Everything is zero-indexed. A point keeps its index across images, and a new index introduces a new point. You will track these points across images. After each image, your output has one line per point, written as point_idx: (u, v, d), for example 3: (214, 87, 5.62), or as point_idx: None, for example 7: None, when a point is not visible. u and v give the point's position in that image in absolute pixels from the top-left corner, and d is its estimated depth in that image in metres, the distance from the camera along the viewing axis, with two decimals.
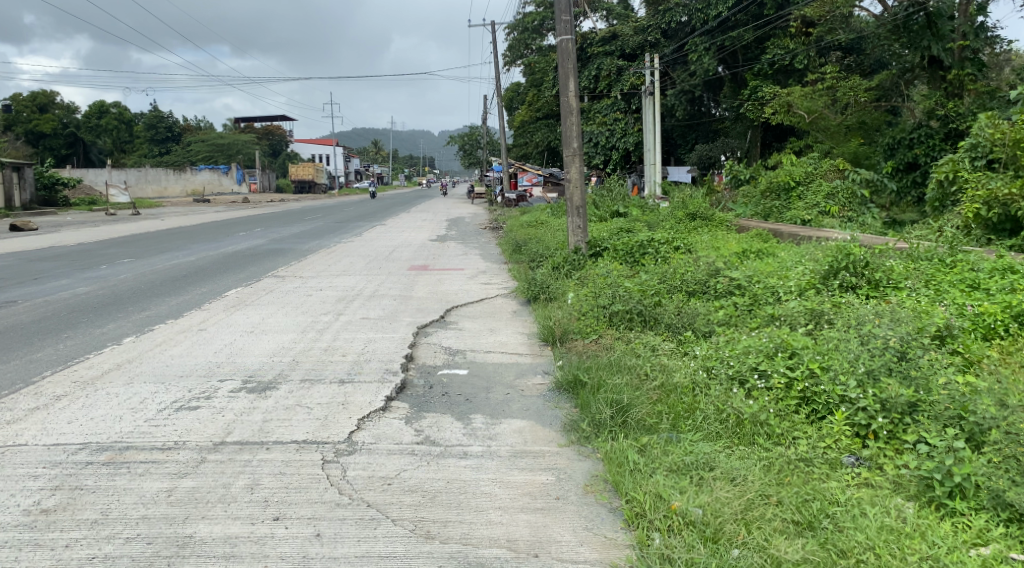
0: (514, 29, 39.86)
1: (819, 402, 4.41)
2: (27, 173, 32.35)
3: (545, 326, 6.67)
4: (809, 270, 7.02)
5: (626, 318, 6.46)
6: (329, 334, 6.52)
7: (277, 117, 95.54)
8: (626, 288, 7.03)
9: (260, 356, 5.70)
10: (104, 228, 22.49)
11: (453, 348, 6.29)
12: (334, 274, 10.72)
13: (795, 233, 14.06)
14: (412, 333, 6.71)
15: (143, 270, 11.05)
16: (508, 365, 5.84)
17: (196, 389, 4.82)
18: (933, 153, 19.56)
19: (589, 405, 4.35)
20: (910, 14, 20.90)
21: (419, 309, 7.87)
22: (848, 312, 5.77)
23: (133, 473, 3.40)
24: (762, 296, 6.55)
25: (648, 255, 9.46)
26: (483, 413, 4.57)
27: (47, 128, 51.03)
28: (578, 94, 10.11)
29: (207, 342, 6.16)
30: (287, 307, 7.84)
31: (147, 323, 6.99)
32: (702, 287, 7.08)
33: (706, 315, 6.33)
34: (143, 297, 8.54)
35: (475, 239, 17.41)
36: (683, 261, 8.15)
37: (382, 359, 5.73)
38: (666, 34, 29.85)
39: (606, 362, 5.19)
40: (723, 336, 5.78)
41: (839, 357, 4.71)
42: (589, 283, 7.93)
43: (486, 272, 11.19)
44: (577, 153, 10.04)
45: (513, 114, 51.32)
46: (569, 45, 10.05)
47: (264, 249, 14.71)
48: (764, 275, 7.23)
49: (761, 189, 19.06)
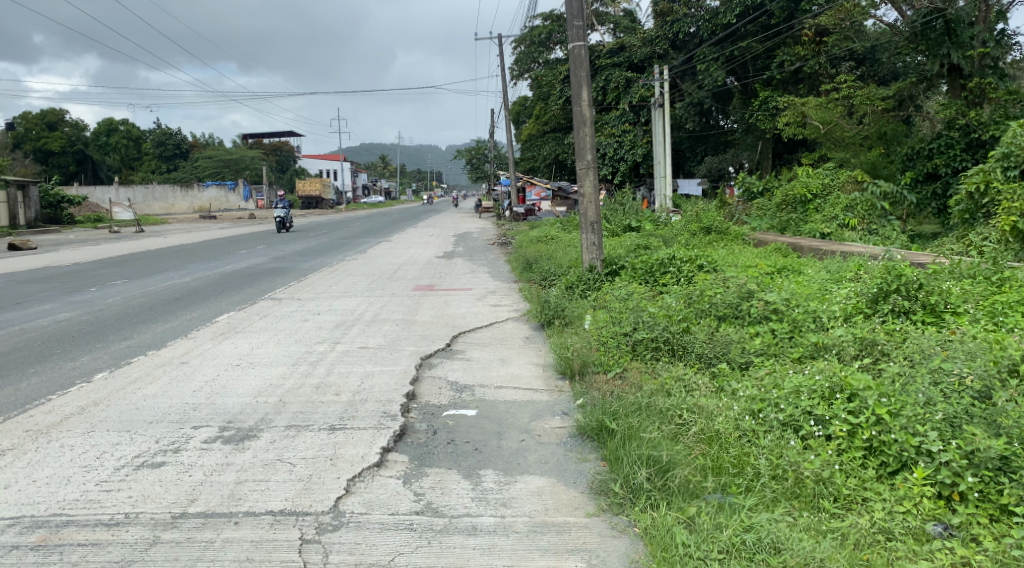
0: (521, 42, 39.48)
1: (890, 454, 3.73)
2: (34, 191, 32.29)
3: (563, 357, 5.99)
4: (853, 292, 6.31)
5: (652, 348, 5.84)
6: (323, 368, 5.89)
7: (285, 132, 95.76)
8: (649, 312, 6.40)
9: (242, 396, 5.08)
10: (107, 246, 22.18)
11: (460, 383, 5.64)
12: (334, 295, 10.13)
13: (818, 247, 13.39)
14: (414, 365, 6.07)
15: (134, 292, 10.52)
16: (523, 403, 5.18)
17: (166, 440, 4.20)
18: (955, 164, 18.81)
19: (620, 461, 3.69)
20: (928, 22, 20.29)
21: (422, 337, 7.22)
22: (906, 343, 5.06)
23: (66, 562, 2.78)
24: (804, 323, 5.88)
25: (670, 274, 8.83)
26: (495, 468, 3.92)
27: (55, 146, 51.73)
28: (591, 103, 9.45)
29: (188, 379, 5.54)
30: (280, 335, 7.22)
31: (126, 354, 6.39)
32: (734, 311, 6.42)
33: (742, 345, 5.69)
34: (127, 324, 7.97)
35: (483, 256, 16.80)
36: (710, 281, 7.48)
37: (380, 399, 5.07)
38: (675, 45, 29.19)
39: (635, 403, 4.51)
40: (764, 372, 5.14)
41: (909, 398, 4.02)
42: (608, 305, 7.29)
43: (495, 293, 10.56)
44: (591, 166, 9.41)
45: (521, 127, 50.91)
46: (582, 52, 9.44)
47: (265, 268, 14.14)
48: (802, 298, 6.55)
49: (777, 201, 18.37)
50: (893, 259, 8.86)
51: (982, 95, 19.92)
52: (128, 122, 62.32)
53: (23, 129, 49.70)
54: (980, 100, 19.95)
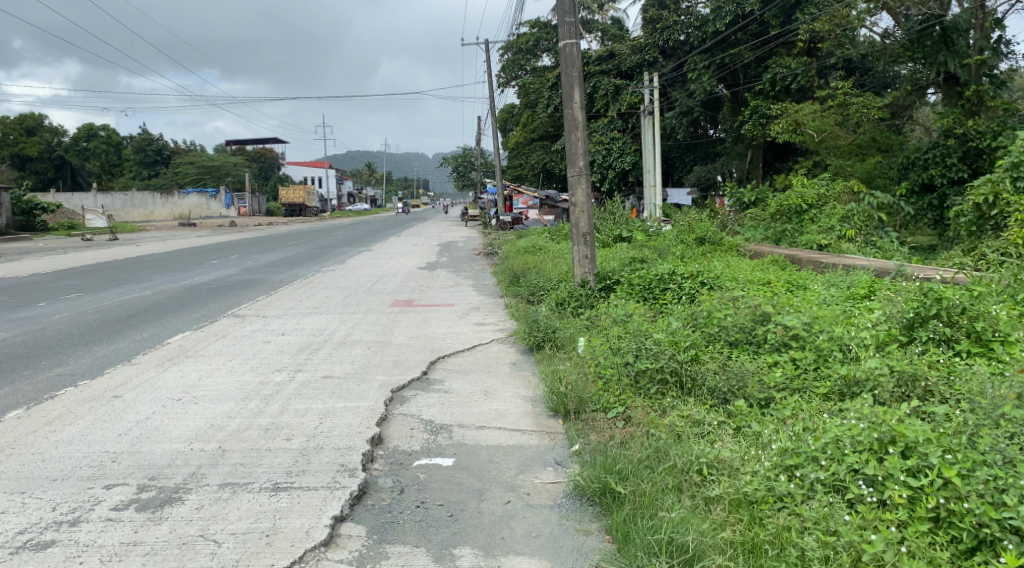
0: (507, 50, 38.82)
1: (963, 529, 2.98)
2: (5, 197, 31.08)
3: (555, 391, 5.22)
4: (885, 317, 5.58)
5: (657, 381, 5.11)
6: (276, 404, 5.08)
7: (269, 140, 94.86)
8: (654, 339, 5.65)
9: (174, 443, 4.25)
10: (76, 255, 21.18)
11: (436, 424, 4.84)
12: (304, 312, 9.28)
13: (816, 260, 12.79)
14: (384, 400, 5.27)
15: (85, 308, 9.62)
16: (510, 450, 4.40)
17: (65, 507, 3.38)
18: (950, 174, 18.32)
19: (631, 543, 2.97)
20: (925, 28, 19.70)
21: (395, 364, 6.40)
22: (957, 383, 4.32)
23: None
24: (830, 353, 5.20)
25: (670, 290, 8.10)
26: (474, 546, 3.17)
27: (33, 152, 50.63)
28: (584, 105, 8.71)
29: (116, 418, 4.69)
30: (235, 362, 6.38)
31: (52, 386, 5.50)
32: (747, 336, 5.71)
33: (760, 375, 4.99)
34: (66, 346, 7.11)
35: (468, 268, 15.97)
36: (715, 300, 6.77)
37: (338, 446, 4.27)
38: (664, 53, 28.58)
39: (645, 459, 3.76)
40: (790, 414, 4.44)
41: (982, 455, 3.26)
42: (604, 329, 6.58)
43: (479, 309, 9.80)
44: (583, 173, 8.65)
45: (507, 135, 50.34)
46: (575, 50, 8.71)
47: (234, 280, 13.23)
48: (825, 322, 5.82)
49: (770, 211, 17.73)
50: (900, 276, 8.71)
51: (979, 103, 19.40)
52: (108, 128, 61.14)
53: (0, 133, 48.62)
54: (977, 108, 19.48)
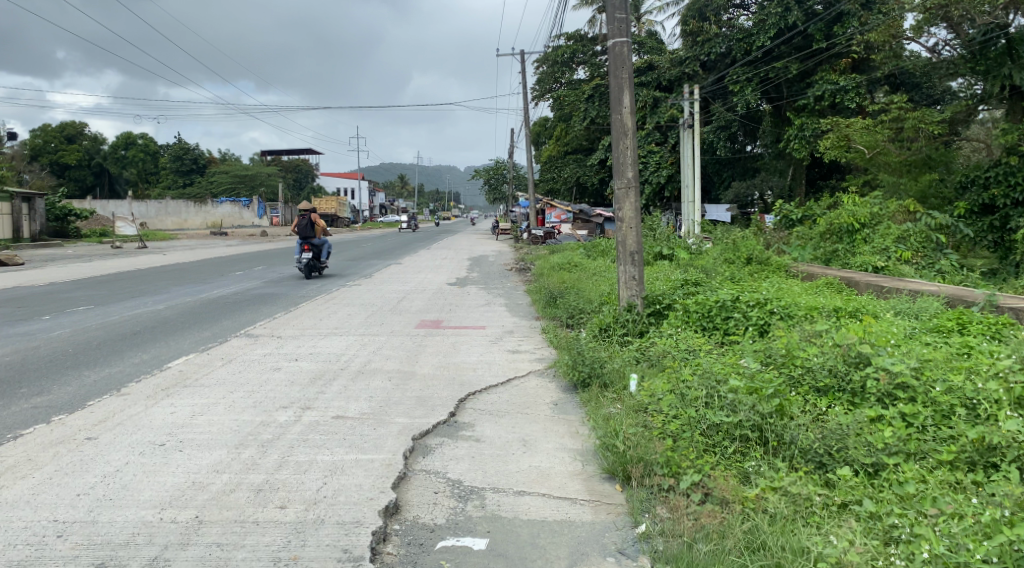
0: (544, 62, 38.03)
1: None
2: (41, 204, 31.21)
3: (612, 449, 4.26)
4: (1015, 369, 4.51)
5: (736, 439, 4.14)
6: (277, 454, 4.23)
7: (305, 151, 95.67)
8: (729, 384, 4.67)
9: (142, 508, 3.43)
10: (103, 264, 20.82)
11: (465, 487, 3.94)
12: (321, 334, 8.48)
13: (875, 283, 11.63)
14: (404, 452, 4.39)
15: (89, 323, 8.95)
16: (558, 529, 3.49)
17: None
18: (1015, 195, 16.81)
19: None
20: (988, 38, 18.25)
21: (419, 403, 5.49)
22: None
23: None
24: (953, 411, 4.20)
25: (733, 320, 7.15)
26: None
27: (72, 159, 51.67)
28: (635, 111, 7.76)
29: (82, 469, 3.89)
30: (237, 394, 5.58)
31: (23, 422, 4.73)
32: (838, 382, 4.76)
33: (864, 435, 4.01)
34: (54, 369, 6.38)
35: (499, 285, 15.06)
36: (790, 336, 5.75)
37: (343, 520, 3.39)
38: (705, 66, 27.52)
39: None
40: (914, 491, 3.46)
41: None
42: (659, 368, 5.64)
43: (513, 332, 8.94)
44: (633, 186, 7.67)
45: (541, 149, 49.63)
46: (624, 49, 7.79)
47: (251, 294, 12.50)
48: (937, 367, 4.79)
49: (820, 230, 16.52)
50: (987, 308, 7.74)
51: None
52: (146, 138, 61.87)
53: (41, 141, 49.80)
54: None
